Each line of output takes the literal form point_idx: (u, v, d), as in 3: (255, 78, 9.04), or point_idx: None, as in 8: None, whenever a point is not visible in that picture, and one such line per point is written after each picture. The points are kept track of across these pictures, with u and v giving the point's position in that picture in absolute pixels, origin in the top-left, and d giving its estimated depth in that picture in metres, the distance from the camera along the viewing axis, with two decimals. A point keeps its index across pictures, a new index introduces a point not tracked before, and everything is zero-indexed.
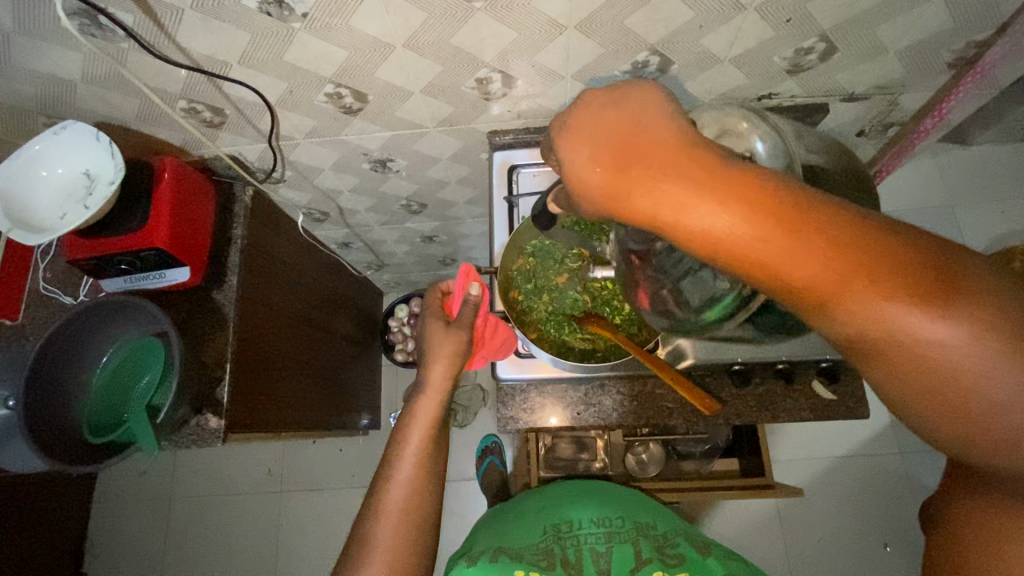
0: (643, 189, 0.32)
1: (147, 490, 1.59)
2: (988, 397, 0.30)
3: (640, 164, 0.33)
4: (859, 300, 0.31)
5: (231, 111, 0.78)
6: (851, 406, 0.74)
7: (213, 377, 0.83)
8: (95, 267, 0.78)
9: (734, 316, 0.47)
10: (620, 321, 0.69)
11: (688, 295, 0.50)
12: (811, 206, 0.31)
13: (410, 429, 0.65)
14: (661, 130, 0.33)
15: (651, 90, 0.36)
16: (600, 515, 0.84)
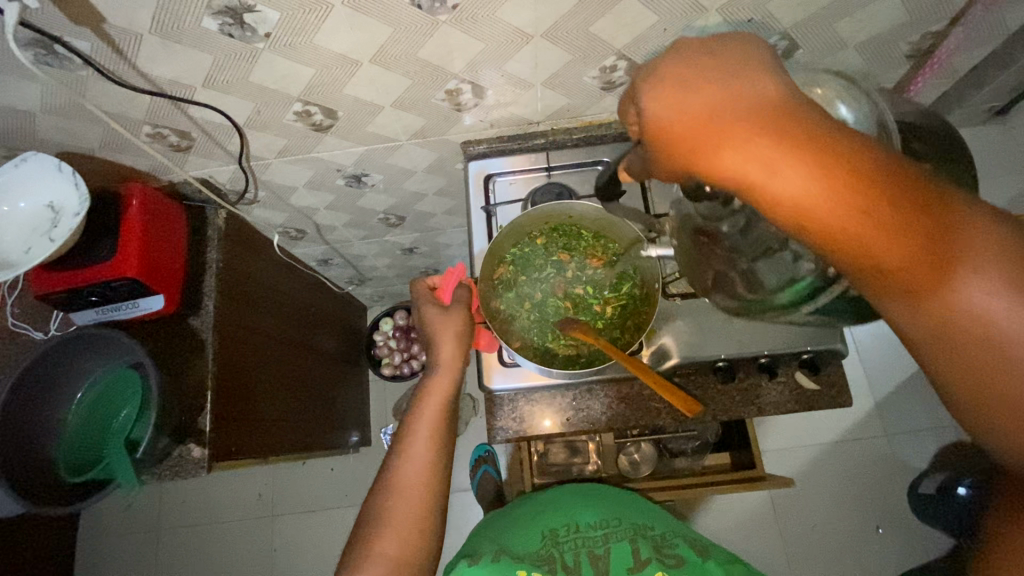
0: (737, 151, 0.32)
1: (134, 523, 1.55)
2: None
3: (727, 122, 0.33)
4: (938, 283, 0.32)
5: (199, 134, 0.76)
6: (835, 396, 0.74)
7: (193, 405, 0.81)
8: (65, 300, 0.75)
9: (810, 299, 0.47)
10: (602, 326, 0.69)
11: (764, 277, 0.51)
12: (904, 183, 0.32)
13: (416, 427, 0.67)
14: (761, 88, 0.33)
15: (751, 46, 0.35)
16: (598, 519, 0.84)
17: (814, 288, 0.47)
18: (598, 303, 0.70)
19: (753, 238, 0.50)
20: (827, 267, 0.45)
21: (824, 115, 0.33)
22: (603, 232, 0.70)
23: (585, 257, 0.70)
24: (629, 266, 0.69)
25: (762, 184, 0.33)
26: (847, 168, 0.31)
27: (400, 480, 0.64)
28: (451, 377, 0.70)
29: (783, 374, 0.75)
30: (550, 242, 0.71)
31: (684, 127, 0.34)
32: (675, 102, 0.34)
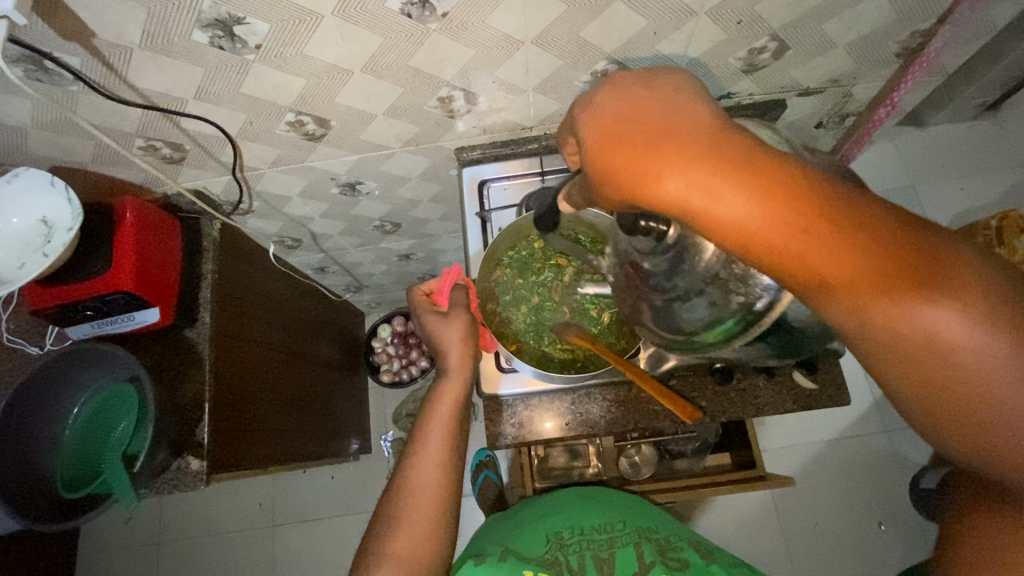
0: (673, 178, 0.33)
1: (134, 536, 1.54)
2: (1008, 417, 0.31)
3: (661, 148, 0.34)
4: (892, 299, 0.31)
5: (192, 146, 0.76)
6: (833, 394, 0.74)
7: (191, 418, 0.81)
8: (60, 314, 0.75)
9: (730, 337, 0.55)
10: (599, 331, 0.69)
11: (688, 315, 0.56)
12: (841, 200, 0.32)
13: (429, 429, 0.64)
14: (692, 116, 0.35)
15: (682, 79, 0.37)
16: (601, 521, 0.83)
17: (740, 327, 0.54)
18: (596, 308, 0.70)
19: (682, 277, 0.53)
20: (750, 312, 0.52)
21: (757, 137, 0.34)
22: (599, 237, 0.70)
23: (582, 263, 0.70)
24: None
25: (710, 213, 0.33)
26: (783, 190, 0.32)
27: (413, 490, 0.60)
28: (462, 378, 0.66)
29: (780, 373, 0.75)
30: (547, 248, 0.71)
31: (625, 155, 0.35)
32: (609, 134, 0.36)
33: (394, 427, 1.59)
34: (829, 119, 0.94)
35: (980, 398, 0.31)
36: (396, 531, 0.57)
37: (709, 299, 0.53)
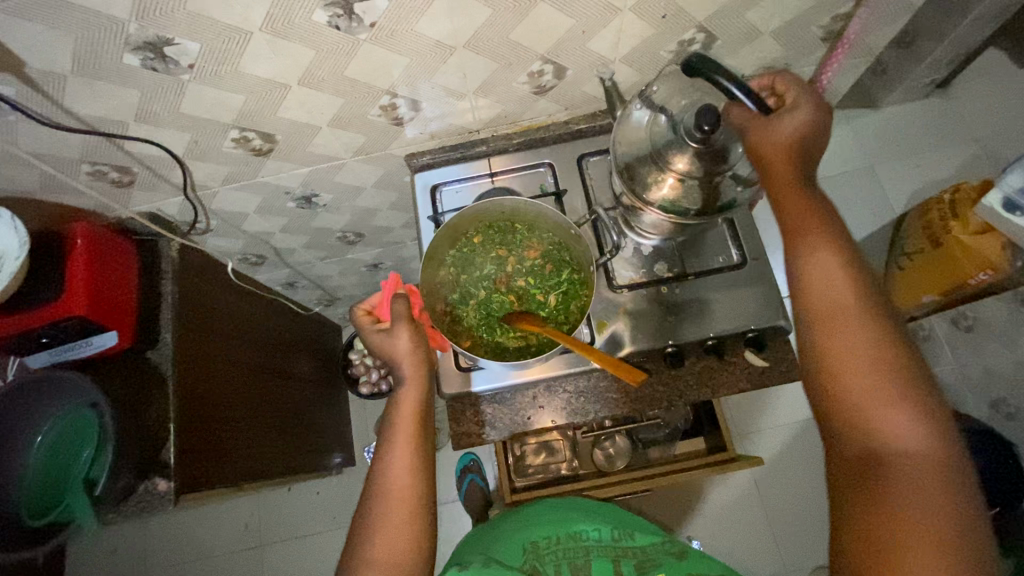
0: (778, 130, 0.57)
1: (120, 567, 1.52)
2: (841, 320, 0.54)
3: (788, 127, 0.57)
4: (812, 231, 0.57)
5: (139, 168, 0.77)
6: (785, 370, 0.76)
7: (157, 440, 0.81)
8: (14, 344, 0.74)
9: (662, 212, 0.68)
10: (547, 313, 0.69)
11: (645, 178, 0.68)
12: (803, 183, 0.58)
13: (395, 436, 0.69)
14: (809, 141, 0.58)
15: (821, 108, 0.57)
16: (575, 530, 0.84)
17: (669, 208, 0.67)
18: (541, 293, 0.70)
19: (676, 147, 0.65)
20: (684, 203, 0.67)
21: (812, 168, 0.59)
22: (534, 222, 0.71)
23: (520, 250, 0.71)
24: (565, 251, 0.70)
25: (785, 180, 0.58)
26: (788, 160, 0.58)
27: (387, 493, 0.65)
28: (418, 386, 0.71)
29: (734, 355, 0.77)
30: (485, 240, 0.72)
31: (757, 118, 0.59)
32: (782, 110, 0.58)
33: (377, 437, 1.59)
34: None
35: (838, 349, 0.53)
36: (375, 532, 0.63)
37: (649, 172, 0.68)
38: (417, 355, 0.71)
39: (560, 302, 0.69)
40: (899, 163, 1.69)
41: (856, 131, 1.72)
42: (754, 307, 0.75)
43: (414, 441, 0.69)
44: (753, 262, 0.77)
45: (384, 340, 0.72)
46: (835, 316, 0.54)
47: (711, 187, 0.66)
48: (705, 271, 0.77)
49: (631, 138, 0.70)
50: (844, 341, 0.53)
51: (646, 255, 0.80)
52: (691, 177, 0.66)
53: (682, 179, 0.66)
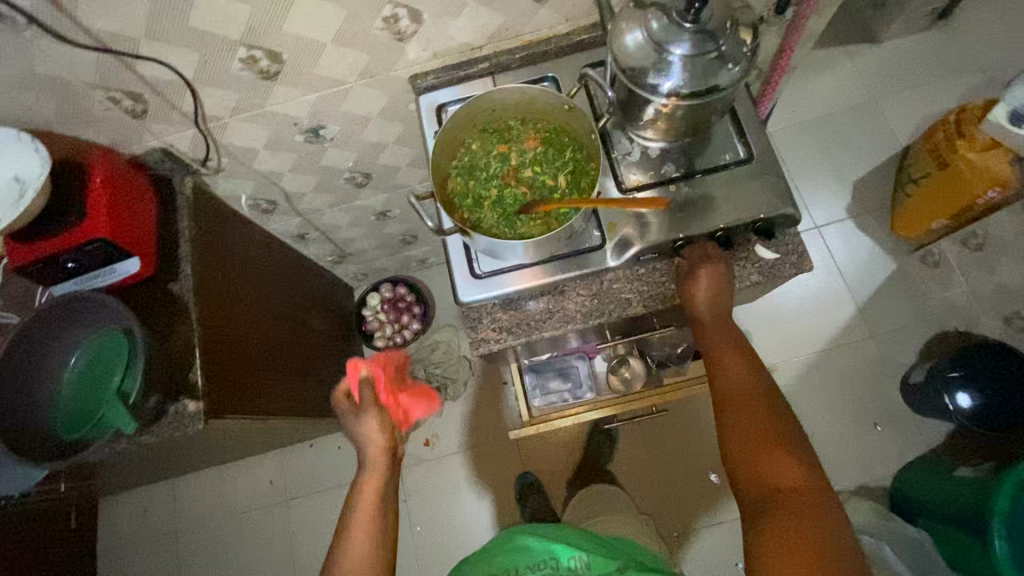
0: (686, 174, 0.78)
1: (151, 527, 1.57)
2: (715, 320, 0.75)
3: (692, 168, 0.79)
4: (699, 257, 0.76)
5: (151, 95, 0.78)
6: (795, 261, 0.78)
7: (182, 365, 0.82)
8: (42, 271, 0.77)
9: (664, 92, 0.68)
10: (561, 194, 0.70)
11: (645, 61, 0.68)
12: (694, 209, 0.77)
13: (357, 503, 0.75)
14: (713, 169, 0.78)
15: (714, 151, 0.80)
16: (530, 561, 0.86)
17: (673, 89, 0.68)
18: (550, 179, 0.71)
19: (674, 25, 0.66)
20: (686, 84, 0.67)
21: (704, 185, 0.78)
22: (530, 115, 0.73)
23: (519, 142, 0.72)
24: (562, 135, 0.72)
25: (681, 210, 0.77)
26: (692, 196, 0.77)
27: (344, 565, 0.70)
28: (377, 470, 0.78)
29: (742, 250, 0.79)
30: (484, 142, 0.73)
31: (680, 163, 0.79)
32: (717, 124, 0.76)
33: None
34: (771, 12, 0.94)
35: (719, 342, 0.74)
36: None
37: (648, 54, 0.67)
38: (382, 438, 0.81)
39: (569, 183, 0.70)
40: (904, 95, 1.67)
41: (859, 67, 1.71)
42: (762, 196, 0.76)
43: (376, 511, 0.75)
44: (760, 158, 0.78)
45: (356, 423, 0.83)
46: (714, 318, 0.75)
47: (712, 64, 0.66)
48: (711, 168, 0.78)
49: (624, 38, 0.69)
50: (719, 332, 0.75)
51: (653, 158, 0.81)
52: (692, 53, 0.66)
53: (681, 59, 0.66)
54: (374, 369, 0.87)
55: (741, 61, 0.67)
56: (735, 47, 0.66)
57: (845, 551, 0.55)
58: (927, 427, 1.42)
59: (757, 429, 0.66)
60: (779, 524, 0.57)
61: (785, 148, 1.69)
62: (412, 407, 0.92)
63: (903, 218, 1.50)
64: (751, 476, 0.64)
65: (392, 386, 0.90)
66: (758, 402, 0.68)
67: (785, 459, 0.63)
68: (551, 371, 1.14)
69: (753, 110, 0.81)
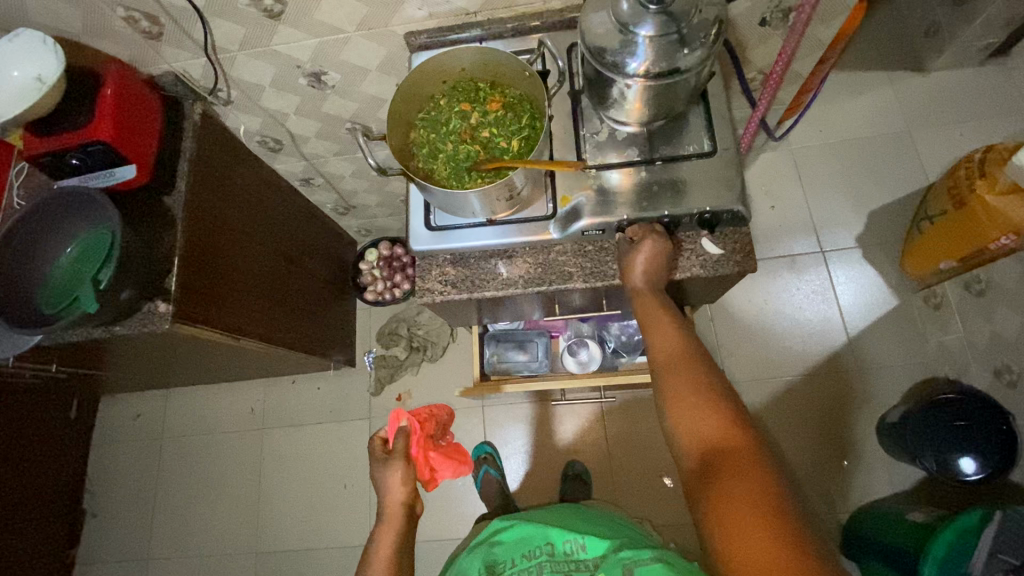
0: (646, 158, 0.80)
1: (141, 431, 1.70)
2: (655, 291, 0.77)
3: (654, 154, 0.80)
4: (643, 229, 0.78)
5: (166, 19, 0.86)
6: (740, 261, 0.80)
7: (163, 269, 0.91)
8: (50, 164, 0.86)
9: (626, 74, 0.70)
10: (510, 156, 0.73)
11: (609, 42, 0.69)
12: (646, 195, 0.78)
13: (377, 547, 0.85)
14: (674, 156, 0.79)
15: (680, 140, 0.81)
16: (530, 549, 0.93)
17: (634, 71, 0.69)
18: (504, 141, 0.74)
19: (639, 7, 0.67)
20: (646, 67, 0.69)
21: (660, 175, 0.79)
22: (499, 80, 0.77)
23: (482, 103, 0.76)
24: (526, 103, 0.75)
25: (635, 193, 0.79)
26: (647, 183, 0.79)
27: None
28: (396, 523, 0.86)
29: (690, 242, 0.82)
30: (451, 100, 0.77)
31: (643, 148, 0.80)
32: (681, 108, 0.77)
33: (378, 345, 1.68)
34: (772, 16, 0.93)
35: (657, 312, 0.76)
36: None
37: (613, 36, 0.69)
38: (403, 492, 0.89)
39: (520, 146, 0.73)
40: (939, 130, 1.60)
41: (898, 95, 1.64)
42: (715, 190, 0.77)
43: (391, 561, 0.84)
44: (722, 152, 0.79)
45: (383, 471, 0.91)
46: (649, 292, 0.77)
47: (673, 49, 0.67)
48: (673, 156, 0.79)
49: (594, 17, 0.70)
50: (657, 301, 0.77)
51: (620, 140, 0.82)
52: (653, 37, 0.67)
53: (642, 42, 0.67)
54: (413, 422, 0.97)
55: (703, 46, 0.68)
56: (697, 33, 0.67)
57: (789, 501, 0.55)
58: (897, 468, 1.38)
59: (692, 397, 0.66)
60: (724, 485, 0.57)
61: (805, 168, 1.65)
62: (442, 467, 0.98)
63: (914, 254, 1.44)
64: (694, 447, 0.64)
65: (427, 442, 0.98)
66: (690, 371, 0.69)
67: (722, 421, 0.64)
68: (511, 342, 1.17)
69: (726, 106, 0.81)
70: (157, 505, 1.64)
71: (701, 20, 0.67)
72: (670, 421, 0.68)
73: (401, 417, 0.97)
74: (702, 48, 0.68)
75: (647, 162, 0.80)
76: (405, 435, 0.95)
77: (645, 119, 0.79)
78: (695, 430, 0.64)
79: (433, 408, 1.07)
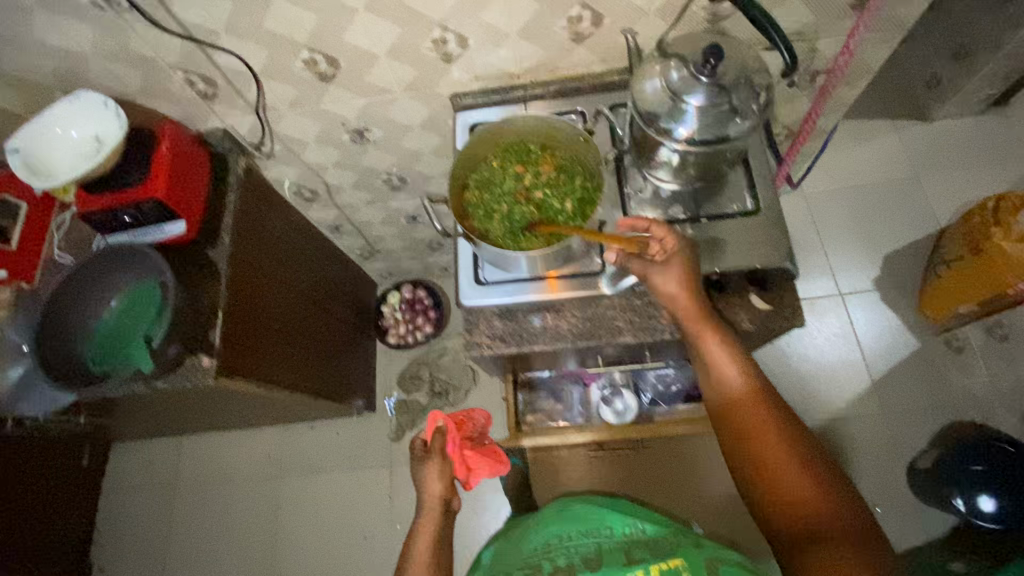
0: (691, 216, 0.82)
1: (153, 478, 1.65)
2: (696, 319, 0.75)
3: (698, 213, 0.82)
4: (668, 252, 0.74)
5: (222, 82, 0.88)
6: (788, 316, 0.81)
7: (207, 322, 0.91)
8: (102, 220, 0.87)
9: (674, 141, 0.73)
10: (565, 217, 0.75)
11: (659, 110, 0.72)
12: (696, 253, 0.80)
13: (419, 540, 0.83)
14: (719, 215, 0.82)
15: (724, 198, 0.83)
16: (586, 531, 0.88)
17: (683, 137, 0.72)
18: (558, 203, 0.76)
19: (691, 78, 0.70)
20: (695, 134, 0.72)
21: (707, 235, 0.81)
22: (549, 142, 0.79)
23: (535, 165, 0.78)
24: (577, 164, 0.78)
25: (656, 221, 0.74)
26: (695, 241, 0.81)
27: None
28: (435, 518, 0.85)
29: (738, 297, 0.83)
30: (504, 161, 0.79)
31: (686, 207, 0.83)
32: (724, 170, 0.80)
33: (398, 390, 1.66)
34: (800, 78, 0.97)
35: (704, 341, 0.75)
36: None
37: (663, 105, 0.72)
38: (438, 491, 0.87)
39: (574, 208, 0.75)
40: (947, 176, 1.65)
41: (905, 142, 1.70)
42: (762, 249, 0.79)
43: (429, 557, 0.81)
44: (766, 212, 0.81)
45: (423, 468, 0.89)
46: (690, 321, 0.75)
47: (722, 117, 0.70)
48: (718, 215, 0.82)
49: (646, 85, 0.73)
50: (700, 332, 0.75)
51: (664, 198, 0.84)
52: (705, 107, 0.70)
53: (692, 112, 0.70)
54: (449, 421, 0.93)
55: (750, 116, 0.71)
56: (744, 104, 0.70)
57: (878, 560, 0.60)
58: (928, 516, 1.37)
59: (764, 444, 0.70)
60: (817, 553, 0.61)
61: (819, 211, 1.69)
62: (478, 467, 0.91)
63: (933, 298, 1.46)
64: (776, 501, 0.67)
65: (463, 442, 0.94)
66: (745, 402, 0.72)
67: (796, 467, 0.68)
68: (545, 391, 1.17)
69: (767, 167, 0.84)
70: (166, 557, 1.58)
71: (750, 89, 0.71)
72: (742, 466, 0.71)
73: (438, 417, 0.94)
74: (749, 117, 0.71)
75: (693, 220, 0.82)
76: (441, 433, 0.92)
77: (690, 179, 0.81)
78: (772, 478, 0.68)
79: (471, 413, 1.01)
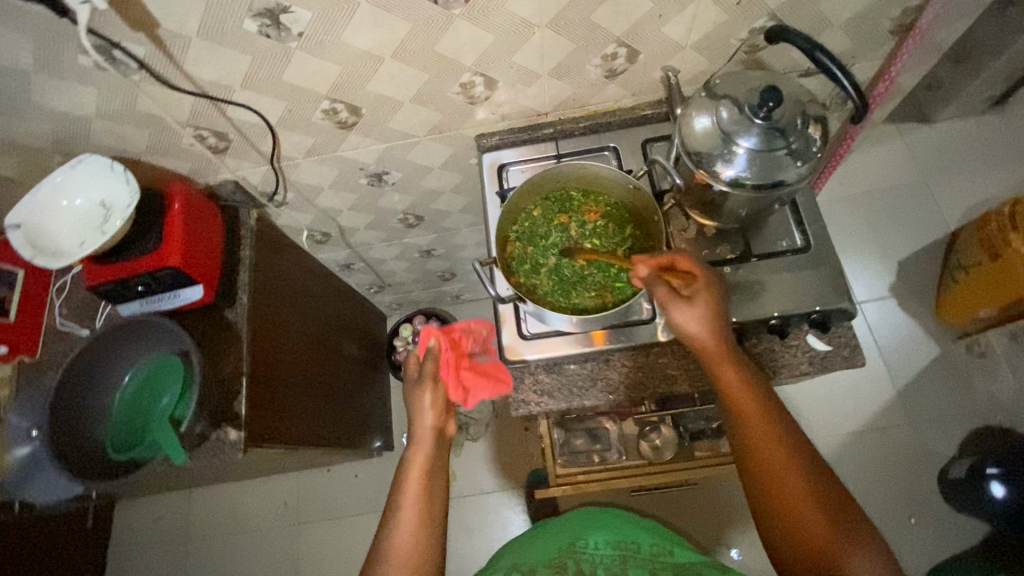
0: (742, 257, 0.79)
1: (163, 534, 1.58)
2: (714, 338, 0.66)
3: (749, 254, 0.79)
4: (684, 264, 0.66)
5: (235, 135, 0.83)
6: (848, 355, 0.78)
7: (231, 391, 0.85)
8: (114, 291, 0.81)
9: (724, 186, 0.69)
10: (617, 270, 0.72)
11: (708, 154, 0.69)
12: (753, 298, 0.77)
13: (406, 479, 0.67)
14: (770, 256, 0.79)
15: (774, 237, 0.81)
16: (614, 542, 0.81)
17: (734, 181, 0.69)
18: (608, 254, 0.72)
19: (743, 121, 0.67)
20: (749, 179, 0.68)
21: (759, 276, 0.78)
22: (592, 189, 0.75)
23: (580, 214, 0.74)
24: (624, 211, 0.74)
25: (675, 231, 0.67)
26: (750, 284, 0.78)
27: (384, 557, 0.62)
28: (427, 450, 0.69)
29: (794, 337, 0.80)
30: (546, 212, 0.75)
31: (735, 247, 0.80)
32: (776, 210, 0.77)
33: None
34: (829, 101, 0.95)
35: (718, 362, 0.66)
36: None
37: (714, 149, 0.68)
38: (428, 415, 0.71)
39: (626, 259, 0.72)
40: (953, 178, 1.66)
41: (909, 145, 1.71)
42: (817, 289, 0.76)
43: (420, 501, 0.65)
44: (816, 248, 0.79)
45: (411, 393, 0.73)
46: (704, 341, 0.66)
47: (778, 160, 0.67)
48: (769, 254, 0.79)
49: (694, 127, 0.70)
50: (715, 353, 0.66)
51: (710, 238, 0.82)
52: (760, 150, 0.67)
53: (745, 155, 0.67)
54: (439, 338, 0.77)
55: (806, 158, 0.68)
56: (800, 147, 0.67)
57: None
58: (963, 524, 1.37)
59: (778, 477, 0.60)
60: None
61: (829, 219, 1.68)
62: (478, 386, 0.75)
63: (951, 304, 1.46)
64: (792, 542, 0.58)
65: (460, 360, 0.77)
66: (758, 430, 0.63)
67: (810, 500, 0.58)
68: (581, 430, 1.13)
69: (811, 200, 0.82)
70: None
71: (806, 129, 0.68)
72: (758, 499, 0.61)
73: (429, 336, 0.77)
74: (806, 159, 0.68)
75: (744, 260, 0.79)
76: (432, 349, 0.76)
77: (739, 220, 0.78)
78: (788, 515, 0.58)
79: (470, 322, 0.82)
